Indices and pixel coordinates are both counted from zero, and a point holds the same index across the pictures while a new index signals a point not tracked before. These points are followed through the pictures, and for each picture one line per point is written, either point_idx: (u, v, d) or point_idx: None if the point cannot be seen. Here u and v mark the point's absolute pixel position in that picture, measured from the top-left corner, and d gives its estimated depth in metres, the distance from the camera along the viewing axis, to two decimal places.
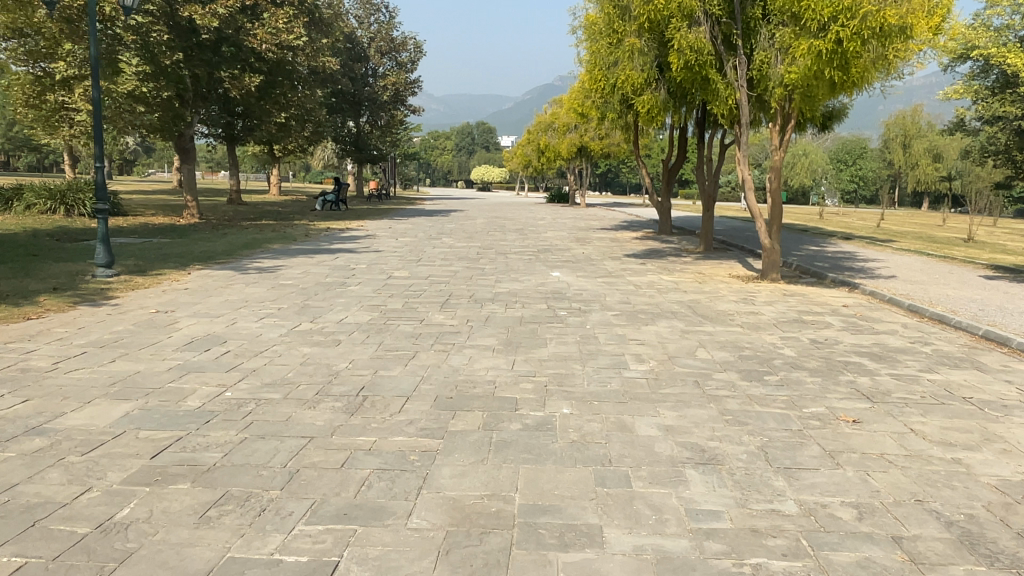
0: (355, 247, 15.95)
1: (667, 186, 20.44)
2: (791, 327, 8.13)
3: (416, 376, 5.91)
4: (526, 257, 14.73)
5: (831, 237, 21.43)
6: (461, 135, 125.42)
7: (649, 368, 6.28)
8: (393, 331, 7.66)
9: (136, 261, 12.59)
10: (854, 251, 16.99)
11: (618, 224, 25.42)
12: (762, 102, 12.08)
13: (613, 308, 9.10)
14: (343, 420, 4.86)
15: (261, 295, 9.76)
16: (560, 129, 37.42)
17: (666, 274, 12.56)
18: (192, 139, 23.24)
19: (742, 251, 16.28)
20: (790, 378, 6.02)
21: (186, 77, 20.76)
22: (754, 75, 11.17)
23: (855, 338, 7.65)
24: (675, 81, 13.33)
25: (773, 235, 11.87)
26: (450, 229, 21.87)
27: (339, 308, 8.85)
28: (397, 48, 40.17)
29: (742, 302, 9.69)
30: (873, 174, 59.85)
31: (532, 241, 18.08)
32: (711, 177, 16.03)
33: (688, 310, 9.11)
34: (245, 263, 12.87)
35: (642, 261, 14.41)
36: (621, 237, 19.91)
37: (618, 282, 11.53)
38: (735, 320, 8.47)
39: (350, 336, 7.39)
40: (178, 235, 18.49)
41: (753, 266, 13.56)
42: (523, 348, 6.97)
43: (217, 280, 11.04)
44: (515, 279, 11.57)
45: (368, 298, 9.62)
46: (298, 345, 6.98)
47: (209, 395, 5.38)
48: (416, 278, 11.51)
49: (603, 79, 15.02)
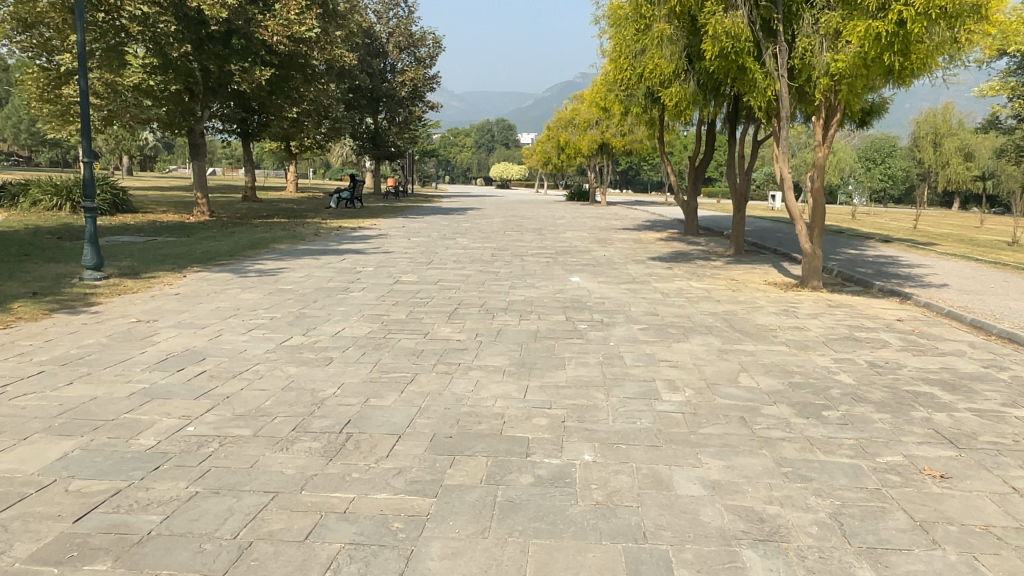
0: (364, 248, 15.15)
1: (694, 185, 19.43)
2: (843, 347, 7.19)
3: (413, 407, 5.07)
4: (544, 259, 13.85)
5: (867, 239, 20.33)
6: (482, 132, 124.80)
7: (685, 399, 5.38)
8: (393, 346, 6.83)
9: (131, 261, 11.89)
10: (895, 254, 15.94)
11: (641, 224, 24.46)
12: (804, 94, 11.15)
13: (640, 321, 8.21)
14: (319, 467, 4.03)
15: (256, 302, 8.99)
16: (580, 126, 36.47)
17: (695, 280, 11.63)
18: (203, 134, 22.44)
19: (775, 254, 15.25)
20: (852, 416, 5.08)
21: (197, 70, 19.98)
22: (796, 65, 10.34)
23: (918, 361, 6.69)
24: (706, 72, 12.44)
25: (814, 239, 10.89)
26: (466, 228, 21.08)
27: (337, 319, 8.03)
28: (416, 43, 39.16)
29: (783, 315, 8.75)
30: (903, 173, 58.86)
31: (551, 243, 17.18)
32: (743, 175, 15.02)
33: (724, 323, 8.18)
34: (246, 265, 12.12)
35: (668, 265, 13.47)
36: (645, 238, 18.96)
37: (643, 289, 10.62)
38: (778, 337, 7.54)
39: (344, 354, 6.56)
40: (184, 233, 17.85)
41: (789, 271, 12.59)
42: (538, 369, 6.11)
43: (212, 283, 10.29)
44: (531, 286, 10.71)
45: (371, 307, 8.80)
46: (285, 363, 6.18)
47: (167, 431, 4.58)
48: (425, 284, 10.68)
49: (628, 69, 14.13)
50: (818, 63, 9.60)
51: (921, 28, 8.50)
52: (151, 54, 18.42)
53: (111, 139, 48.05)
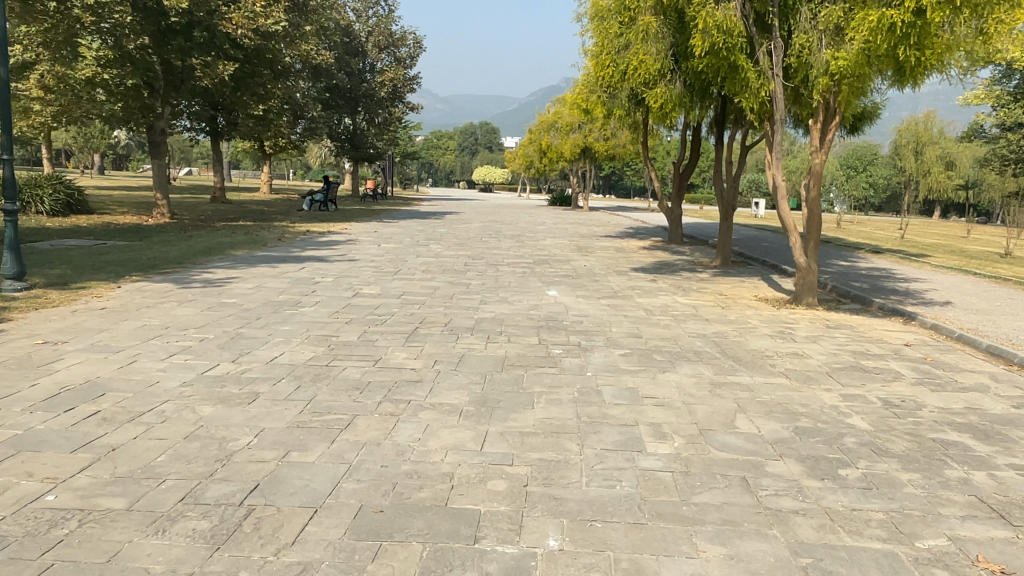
0: (328, 255, 14.15)
1: (678, 191, 18.58)
2: (851, 380, 6.32)
3: (341, 465, 4.10)
4: (520, 269, 12.94)
5: (858, 250, 19.62)
6: (465, 135, 123.93)
7: (674, 452, 4.46)
8: (334, 377, 5.85)
9: (65, 270, 10.80)
10: (888, 267, 15.21)
11: (624, 231, 23.64)
12: (799, 96, 10.35)
13: (622, 345, 7.29)
14: (198, 562, 3.06)
15: (190, 318, 7.97)
16: (563, 129, 35.66)
17: (681, 294, 10.76)
18: (164, 132, 21.08)
19: (764, 266, 14.44)
20: (876, 476, 4.20)
21: (156, 64, 18.81)
22: (792, 63, 9.59)
23: (938, 398, 5.84)
24: (693, 72, 11.69)
25: (810, 252, 10.05)
26: (441, 233, 20.12)
27: (276, 341, 7.04)
28: (396, 43, 38.38)
29: (779, 337, 7.88)
30: (885, 181, 58.72)
31: (529, 250, 16.29)
32: (731, 182, 14.14)
33: (715, 348, 7.29)
34: (193, 274, 11.07)
35: (652, 277, 12.60)
36: (628, 247, 18.09)
37: (626, 305, 9.71)
38: (777, 366, 6.65)
39: (274, 387, 5.57)
40: (139, 237, 16.75)
41: (781, 285, 11.76)
42: (501, 410, 5.17)
43: (147, 296, 9.24)
44: (503, 300, 9.78)
45: (320, 326, 7.81)
46: (198, 401, 5.19)
47: (18, 501, 3.59)
48: (387, 298, 9.70)
49: (609, 66, 13.28)
50: (816, 61, 8.96)
51: (940, 18, 7.70)
52: (105, 46, 17.14)
53: (80, 136, 46.36)
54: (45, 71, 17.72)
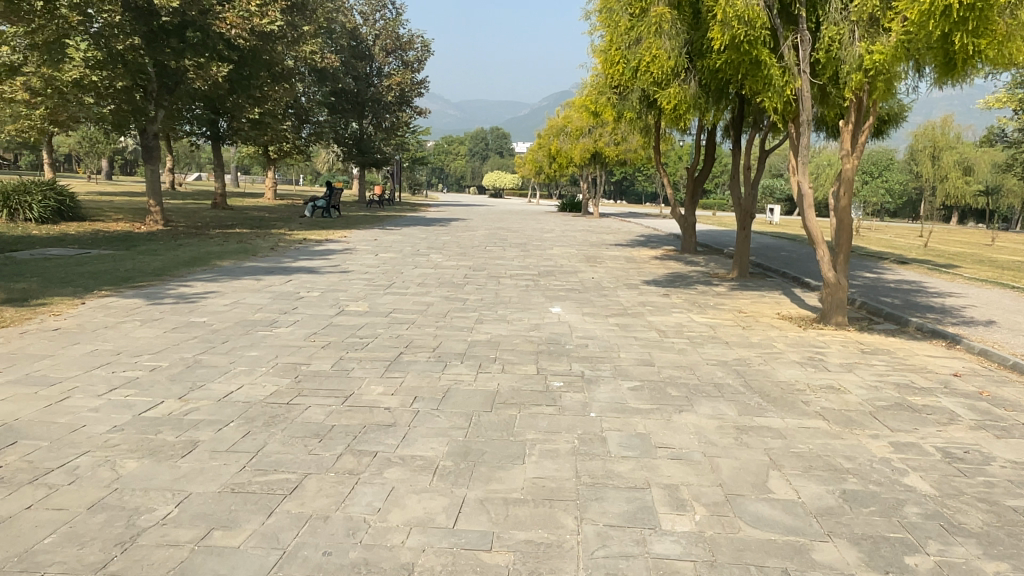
0: (321, 266, 13.34)
1: (693, 199, 17.63)
2: (900, 423, 5.39)
3: (273, 553, 3.23)
4: (523, 282, 12.07)
5: (882, 260, 18.56)
6: (475, 140, 123.26)
7: (695, 530, 3.55)
8: (292, 420, 4.98)
9: (30, 283, 10.00)
10: (917, 279, 14.22)
11: (635, 239, 22.69)
12: (826, 95, 9.49)
13: (632, 376, 6.37)
14: None
15: (149, 342, 7.15)
16: (572, 134, 34.84)
17: (697, 311, 9.87)
18: (157, 136, 20.03)
19: (785, 279, 13.51)
20: (953, 568, 3.29)
21: (148, 65, 17.95)
22: (821, 58, 8.82)
23: (1007, 449, 4.90)
24: (709, 69, 10.83)
25: (839, 267, 9.12)
26: (444, 242, 19.29)
27: (237, 372, 6.19)
28: (403, 47, 37.56)
29: (810, 365, 6.97)
30: (901, 186, 57.46)
31: (534, 260, 15.43)
32: (749, 189, 13.17)
33: (738, 380, 6.36)
34: (169, 288, 10.27)
35: (664, 291, 11.73)
36: (639, 256, 17.19)
37: (635, 324, 8.83)
38: (811, 404, 5.73)
39: (220, 433, 4.71)
40: (127, 245, 16.00)
41: (806, 301, 10.83)
42: (484, 465, 4.28)
43: (111, 314, 8.44)
44: (501, 319, 8.90)
45: (291, 351, 6.97)
46: (123, 453, 4.33)
47: None
48: (373, 316, 8.85)
49: (619, 63, 12.46)
50: (848, 56, 8.29)
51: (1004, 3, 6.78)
52: (94, 49, 16.59)
53: (86, 138, 46.11)
54: (32, 74, 17.03)
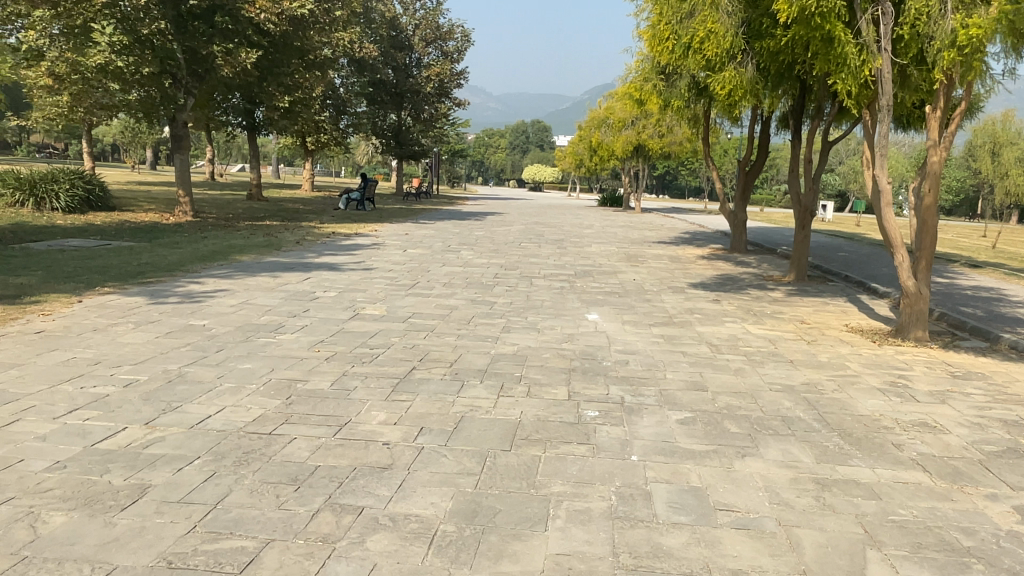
0: (344, 263, 12.54)
1: (743, 194, 16.43)
2: (1022, 478, 4.30)
3: None
4: (558, 283, 11.12)
5: (950, 263, 17.08)
6: (516, 134, 122.16)
7: None
8: (270, 458, 4.10)
9: (32, 278, 9.41)
10: (996, 286, 12.83)
11: (679, 237, 21.49)
12: (906, 76, 8.35)
13: (681, 405, 5.37)
14: None
15: (136, 349, 6.40)
16: (614, 126, 33.61)
17: (751, 321, 8.80)
18: (186, 124, 19.40)
19: (846, 284, 12.31)
20: None
21: (177, 52, 17.43)
22: (904, 34, 7.70)
23: None
24: (769, 48, 9.74)
25: (920, 275, 7.96)
26: (478, 237, 18.41)
27: (222, 389, 5.35)
28: (443, 37, 36.53)
29: (894, 395, 5.89)
30: (959, 183, 54.76)
31: (572, 259, 14.45)
32: (809, 183, 11.98)
33: (810, 413, 5.32)
34: (177, 285, 9.56)
35: (714, 295, 10.65)
36: (683, 256, 16.08)
37: (684, 336, 7.82)
38: (903, 450, 4.68)
39: (179, 476, 3.85)
40: (150, 237, 15.50)
41: (876, 311, 9.64)
42: (496, 534, 3.35)
43: (106, 314, 7.74)
44: (532, 326, 7.97)
45: (292, 362, 6.15)
46: (53, 503, 3.51)
47: None
48: (390, 321, 7.99)
49: (669, 42, 11.43)
50: (939, 32, 7.20)
51: None
52: (120, 29, 15.92)
53: (129, 127, 46.56)
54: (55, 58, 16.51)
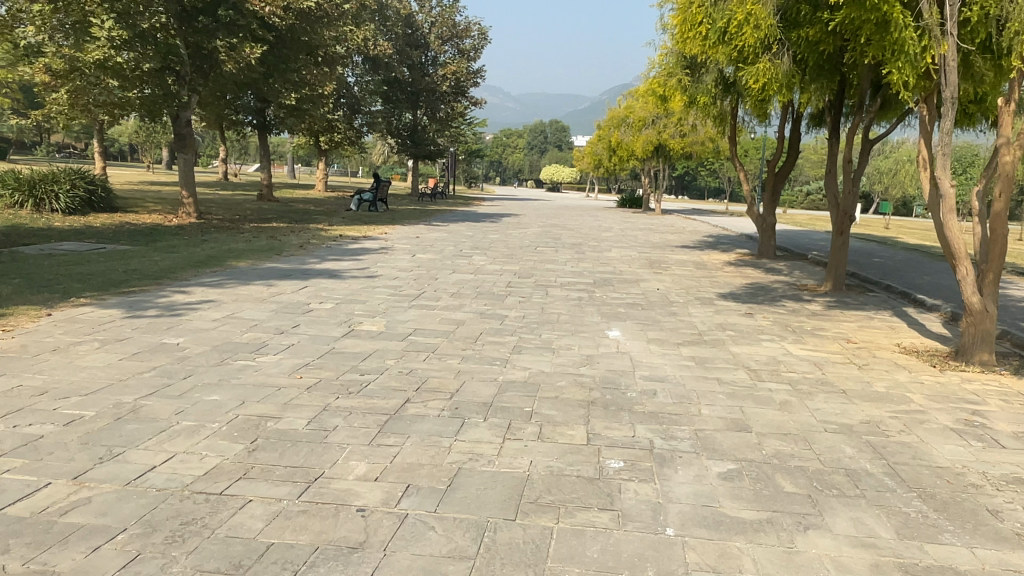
0: (347, 269, 11.72)
1: (773, 197, 15.44)
2: None
3: None
4: (576, 294, 10.24)
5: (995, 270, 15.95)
6: (534, 134, 121.14)
7: None
8: (214, 531, 3.27)
9: (4, 287, 8.69)
10: None
11: (703, 240, 20.50)
12: (971, 65, 7.37)
13: (723, 454, 4.47)
14: None
15: (92, 374, 5.61)
16: (634, 125, 32.67)
17: (791, 339, 7.88)
18: (190, 121, 18.65)
19: (889, 295, 11.33)
20: None
21: (179, 47, 16.78)
22: (973, 16, 6.72)
23: None
24: (809, 36, 8.83)
25: (987, 292, 7.01)
26: (492, 241, 17.54)
27: (178, 429, 4.52)
28: (460, 35, 35.58)
29: (973, 439, 4.96)
30: None
31: (590, 265, 13.57)
32: (849, 185, 10.99)
33: (879, 465, 4.41)
34: (160, 295, 8.80)
35: (746, 308, 9.73)
36: (709, 261, 15.13)
37: (717, 359, 6.92)
38: (1004, 519, 3.77)
39: (89, 561, 3.01)
40: (147, 240, 14.77)
41: (930, 328, 8.66)
42: None
43: (73, 330, 6.98)
44: (546, 346, 7.10)
45: (268, 392, 5.33)
46: None
47: None
48: (387, 339, 7.15)
49: (698, 30, 10.53)
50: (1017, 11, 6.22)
51: None
52: (119, 25, 15.12)
53: (144, 128, 46.13)
54: (52, 54, 15.83)
